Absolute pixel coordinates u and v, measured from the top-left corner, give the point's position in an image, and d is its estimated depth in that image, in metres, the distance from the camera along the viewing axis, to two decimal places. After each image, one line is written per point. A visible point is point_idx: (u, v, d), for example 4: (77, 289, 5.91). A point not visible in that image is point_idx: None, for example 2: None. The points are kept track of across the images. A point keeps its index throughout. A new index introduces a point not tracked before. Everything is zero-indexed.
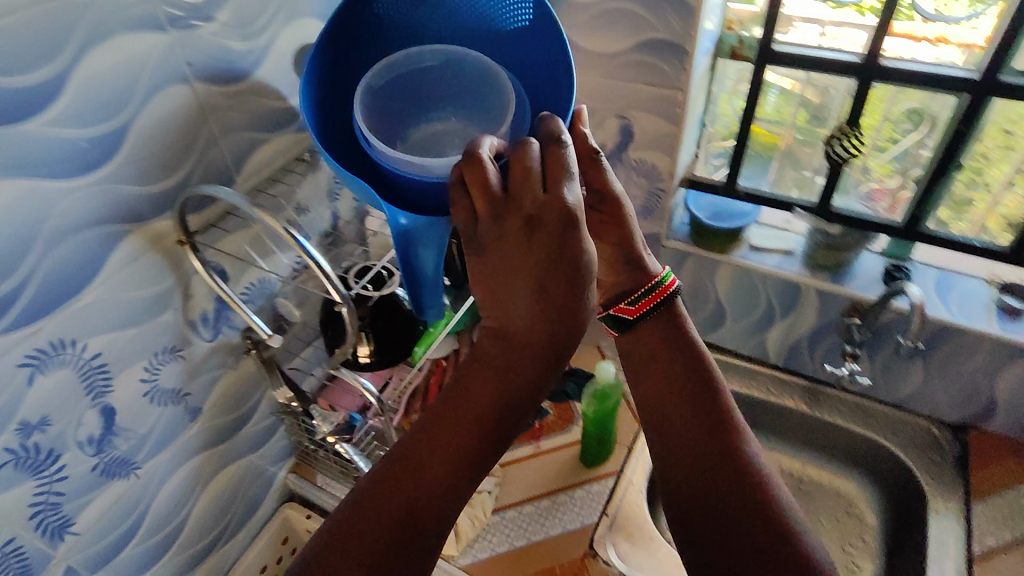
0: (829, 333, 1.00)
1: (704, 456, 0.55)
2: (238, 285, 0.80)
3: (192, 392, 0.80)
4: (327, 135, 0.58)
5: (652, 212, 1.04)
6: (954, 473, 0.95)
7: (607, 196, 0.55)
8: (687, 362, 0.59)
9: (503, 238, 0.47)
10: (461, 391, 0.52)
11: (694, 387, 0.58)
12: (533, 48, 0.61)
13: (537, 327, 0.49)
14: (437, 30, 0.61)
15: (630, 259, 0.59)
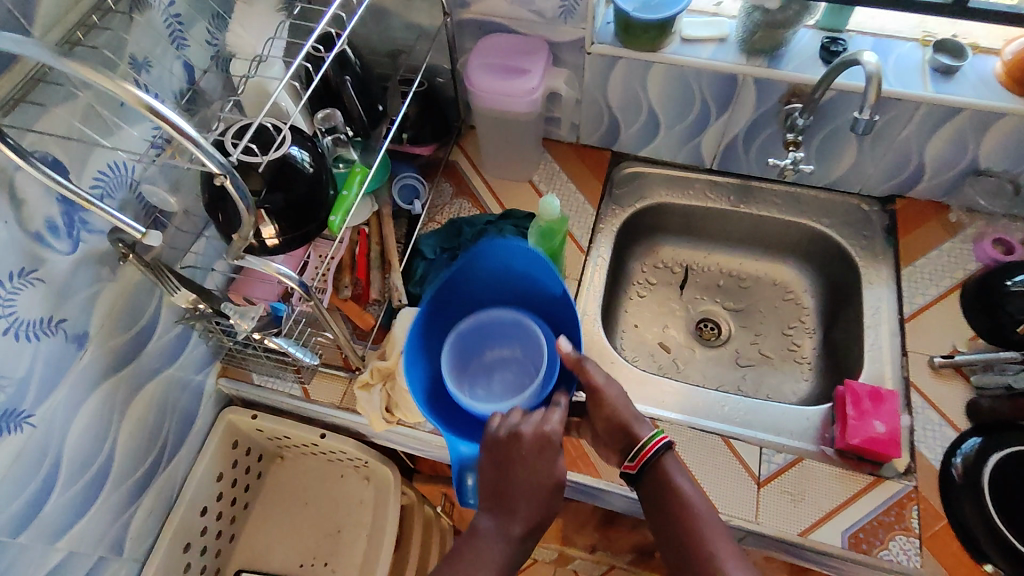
0: (766, 126, 0.95)
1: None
2: (84, 176, 0.62)
3: (69, 317, 0.65)
4: (430, 399, 0.71)
5: (572, 13, 0.90)
6: (884, 243, 0.98)
7: (595, 391, 0.67)
8: (694, 545, 0.58)
9: (500, 463, 0.63)
10: (473, 530, 0.61)
11: (656, 491, 0.62)
12: (560, 304, 0.72)
13: (531, 506, 0.61)
14: (490, 289, 0.76)
15: (623, 428, 0.66)
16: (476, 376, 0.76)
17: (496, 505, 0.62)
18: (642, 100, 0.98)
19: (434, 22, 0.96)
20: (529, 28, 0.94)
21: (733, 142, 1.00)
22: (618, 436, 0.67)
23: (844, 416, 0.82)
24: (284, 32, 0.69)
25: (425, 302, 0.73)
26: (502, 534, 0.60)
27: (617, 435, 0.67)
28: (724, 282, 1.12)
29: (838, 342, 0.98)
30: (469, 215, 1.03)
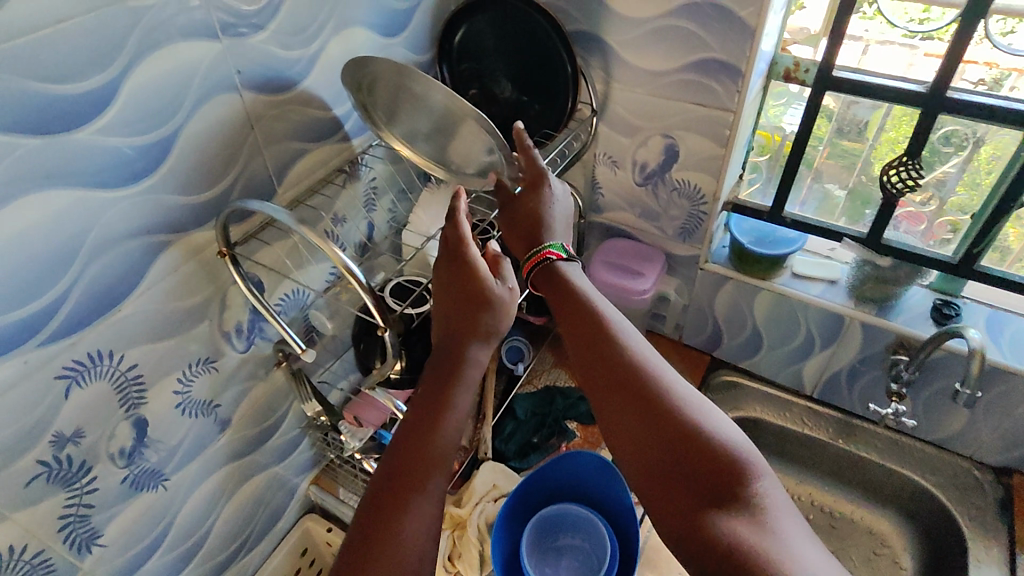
0: (870, 368, 0.97)
1: (600, 384, 0.63)
2: (273, 295, 0.78)
3: (222, 403, 0.78)
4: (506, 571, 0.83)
5: (690, 234, 1.02)
6: (998, 518, 0.91)
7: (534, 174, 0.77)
8: (590, 310, 0.67)
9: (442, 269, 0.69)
10: (448, 372, 0.63)
11: (588, 323, 0.67)
12: (626, 514, 0.85)
13: (457, 311, 0.67)
14: (572, 489, 0.91)
15: (535, 220, 0.76)
16: (547, 557, 0.87)
17: (456, 321, 0.66)
18: (747, 318, 1.05)
19: None
20: (651, 238, 1.07)
21: (835, 375, 1.02)
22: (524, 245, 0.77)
23: None
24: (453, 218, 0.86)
25: (519, 485, 0.88)
26: (467, 369, 0.64)
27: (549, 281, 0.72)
28: (814, 515, 1.06)
29: None
30: (564, 388, 1.11)
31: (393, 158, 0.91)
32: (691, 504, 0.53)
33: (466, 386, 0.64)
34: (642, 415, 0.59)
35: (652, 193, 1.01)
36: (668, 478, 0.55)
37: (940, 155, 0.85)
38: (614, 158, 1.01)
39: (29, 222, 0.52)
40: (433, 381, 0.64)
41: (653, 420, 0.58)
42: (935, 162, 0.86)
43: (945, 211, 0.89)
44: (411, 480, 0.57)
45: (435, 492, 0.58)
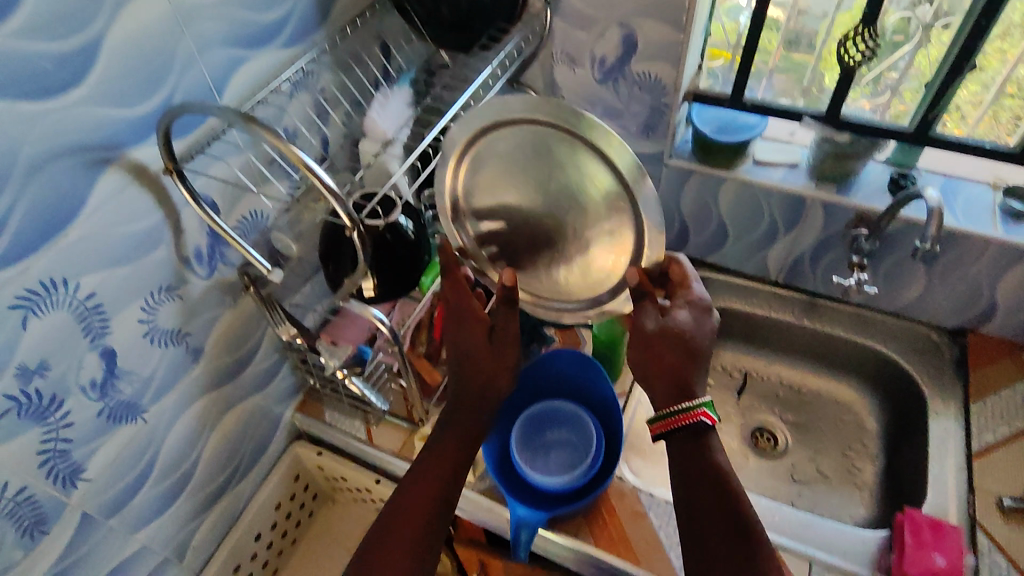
0: (832, 246, 1.00)
1: (666, 423, 0.68)
2: (231, 215, 0.76)
3: (193, 332, 0.76)
4: (500, 466, 0.86)
5: (654, 129, 1.01)
6: (952, 376, 0.97)
7: (685, 344, 0.70)
8: (670, 345, 0.70)
9: (450, 285, 0.75)
10: (466, 412, 0.75)
11: (666, 343, 0.70)
12: (609, 406, 0.89)
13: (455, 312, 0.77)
14: (553, 383, 0.94)
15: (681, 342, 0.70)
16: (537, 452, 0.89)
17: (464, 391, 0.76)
18: (713, 211, 1.06)
19: None
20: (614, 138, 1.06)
21: (800, 258, 1.05)
22: (671, 370, 0.69)
23: (901, 544, 0.79)
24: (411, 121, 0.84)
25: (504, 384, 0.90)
26: (474, 418, 0.75)
27: (668, 379, 0.70)
28: (783, 394, 1.12)
29: (901, 471, 0.96)
30: None
31: (340, 67, 0.86)
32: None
33: (467, 441, 0.74)
34: (703, 519, 0.64)
35: (613, 89, 0.99)
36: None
37: (893, 45, 0.89)
38: (571, 55, 0.98)
39: None
40: (448, 429, 0.74)
41: (729, 536, 0.62)
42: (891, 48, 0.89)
43: (897, 100, 0.94)
44: (415, 492, 0.69)
45: (436, 491, 0.69)
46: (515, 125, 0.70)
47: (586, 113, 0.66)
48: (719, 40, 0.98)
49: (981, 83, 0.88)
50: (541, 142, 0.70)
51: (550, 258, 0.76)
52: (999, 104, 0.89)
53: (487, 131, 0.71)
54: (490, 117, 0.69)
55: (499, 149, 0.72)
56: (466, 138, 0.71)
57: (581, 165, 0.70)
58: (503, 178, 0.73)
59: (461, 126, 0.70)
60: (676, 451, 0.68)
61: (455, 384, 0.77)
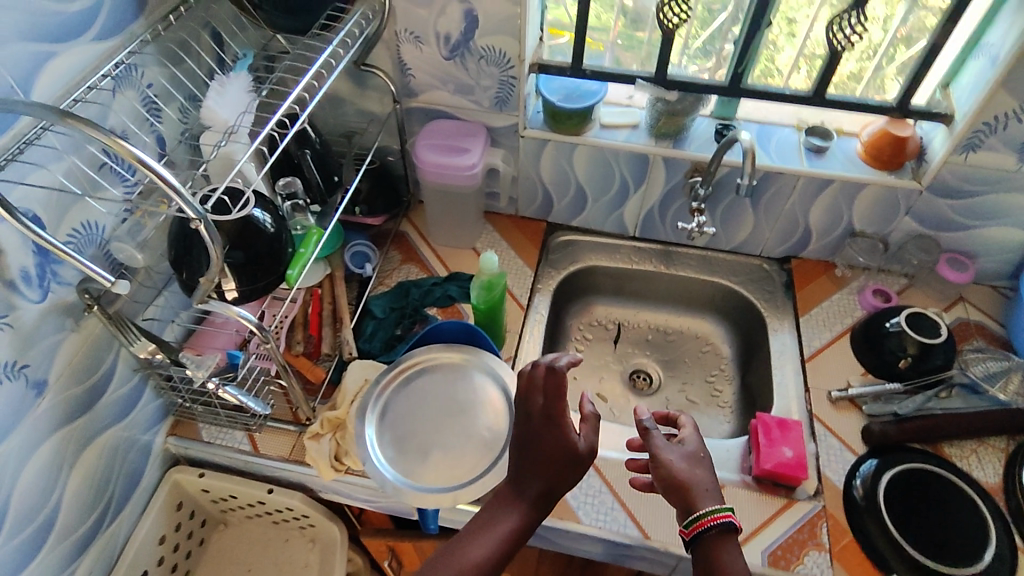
0: (675, 197, 1.10)
1: (673, 488, 0.68)
2: (60, 229, 0.69)
3: (31, 364, 0.68)
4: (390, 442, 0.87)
5: (505, 102, 1.04)
6: (784, 297, 1.12)
7: (676, 483, 0.67)
8: (676, 494, 0.67)
9: (532, 401, 0.72)
10: (538, 461, 0.69)
11: (671, 494, 0.68)
12: None
13: (528, 429, 0.71)
14: None
15: (682, 488, 0.67)
16: None
17: (532, 469, 0.68)
18: (569, 175, 1.12)
19: (384, 109, 1.09)
20: (469, 114, 1.08)
21: (650, 211, 1.14)
22: (677, 498, 0.67)
23: (758, 446, 0.90)
24: (254, 107, 0.80)
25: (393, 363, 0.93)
26: (557, 477, 0.68)
27: (679, 497, 0.67)
28: (652, 337, 1.22)
29: (754, 385, 1.09)
30: (417, 279, 1.11)
31: (166, 58, 0.80)
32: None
33: (522, 512, 0.67)
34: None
35: (461, 66, 1.01)
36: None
37: (712, 13, 0.98)
38: (415, 34, 0.98)
39: None
40: (517, 484, 0.69)
41: None
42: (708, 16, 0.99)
43: (719, 62, 1.04)
44: (457, 553, 0.64)
45: (486, 560, 0.64)
46: (428, 367, 0.91)
47: (483, 354, 0.92)
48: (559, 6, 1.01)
49: (790, 37, 0.98)
50: (448, 385, 0.90)
51: (448, 465, 0.83)
52: (796, 55, 1.00)
53: (419, 380, 0.90)
54: (425, 369, 0.91)
55: (416, 386, 0.90)
56: (389, 382, 0.89)
57: (480, 394, 0.89)
58: (428, 433, 0.86)
59: (387, 372, 0.90)
60: (702, 542, 0.64)
61: (519, 464, 0.70)
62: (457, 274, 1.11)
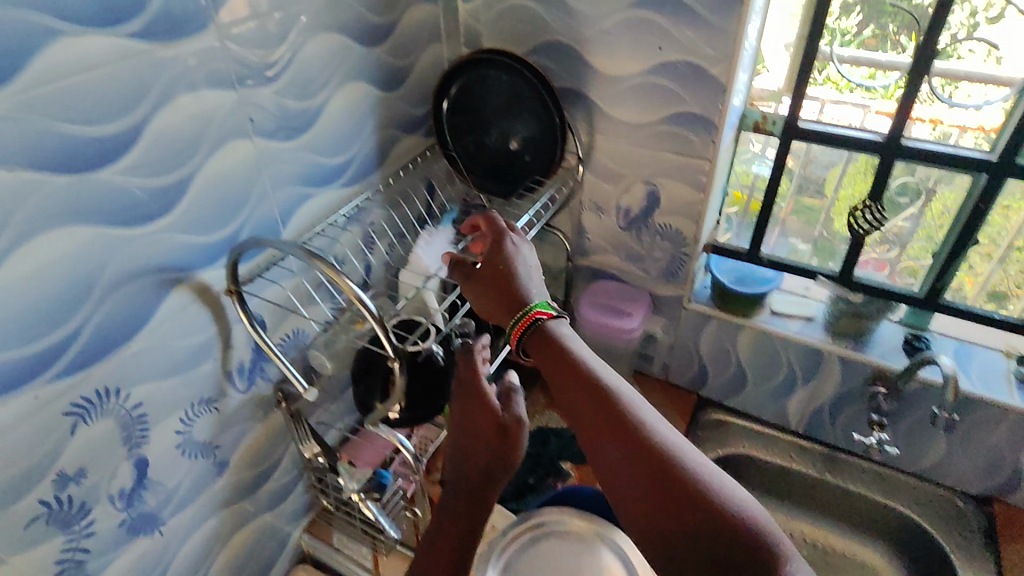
0: (851, 400, 1.01)
1: (600, 424, 0.60)
2: (275, 334, 0.81)
3: (221, 445, 0.78)
4: None
5: (675, 275, 1.06)
6: (982, 547, 0.94)
7: (602, 389, 0.62)
8: (599, 395, 0.62)
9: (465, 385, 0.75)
10: (472, 447, 0.72)
11: (607, 421, 0.60)
12: None
13: (461, 419, 0.74)
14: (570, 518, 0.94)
15: (578, 371, 0.64)
16: None
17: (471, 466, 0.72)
18: (730, 355, 1.08)
19: (558, 263, 1.17)
20: (636, 280, 1.11)
21: (817, 407, 1.06)
22: (618, 439, 0.59)
23: None
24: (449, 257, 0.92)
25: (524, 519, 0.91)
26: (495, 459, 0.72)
27: (597, 415, 0.61)
28: (806, 551, 1.07)
29: None
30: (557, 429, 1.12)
31: (389, 203, 0.96)
32: (674, 558, 0.53)
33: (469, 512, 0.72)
34: (654, 480, 0.56)
35: (636, 237, 1.06)
36: (643, 512, 0.56)
37: (897, 205, 0.95)
38: (599, 204, 1.06)
39: (42, 260, 0.52)
40: (463, 469, 0.73)
41: (674, 500, 0.55)
42: (890, 206, 0.95)
43: (906, 257, 0.98)
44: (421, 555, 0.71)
45: (452, 543, 0.71)
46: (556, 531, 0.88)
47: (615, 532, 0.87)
48: (746, 185, 1.03)
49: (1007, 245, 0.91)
50: (573, 556, 0.86)
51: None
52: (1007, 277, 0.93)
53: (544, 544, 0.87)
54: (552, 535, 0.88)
55: (540, 549, 0.86)
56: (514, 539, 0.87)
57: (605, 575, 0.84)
58: None
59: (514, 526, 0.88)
60: (533, 351, 0.69)
61: (459, 448, 0.73)
62: None
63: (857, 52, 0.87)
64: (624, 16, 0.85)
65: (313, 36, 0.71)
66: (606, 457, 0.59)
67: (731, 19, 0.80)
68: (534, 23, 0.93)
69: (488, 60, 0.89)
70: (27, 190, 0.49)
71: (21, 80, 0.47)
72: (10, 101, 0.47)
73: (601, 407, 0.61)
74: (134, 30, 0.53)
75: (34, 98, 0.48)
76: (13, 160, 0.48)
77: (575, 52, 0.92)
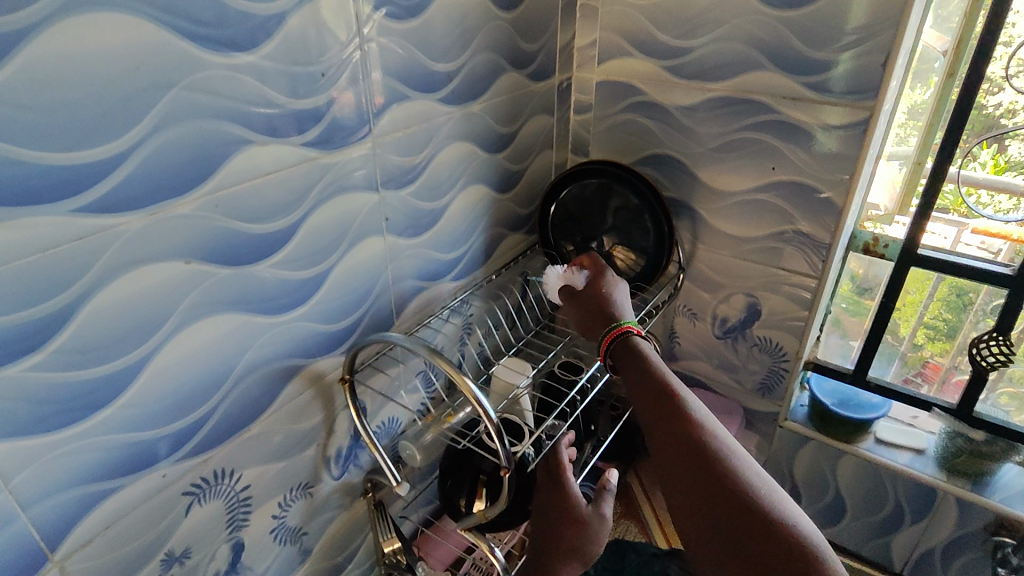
0: (970, 547, 0.92)
1: (664, 428, 0.61)
2: (373, 421, 0.81)
3: (309, 532, 0.77)
4: None
5: (771, 389, 1.03)
6: None
7: (662, 394, 0.63)
8: (666, 402, 0.62)
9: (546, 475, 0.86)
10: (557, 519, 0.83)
11: (671, 426, 0.60)
12: None
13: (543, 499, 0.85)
14: None
15: (650, 382, 0.65)
16: None
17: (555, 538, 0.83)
18: (828, 482, 1.02)
19: None
20: (726, 391, 1.08)
21: (928, 551, 0.97)
22: (672, 445, 0.59)
23: None
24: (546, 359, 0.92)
25: None
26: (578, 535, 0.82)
27: (657, 419, 0.62)
28: None
29: None
30: (634, 542, 1.06)
31: (489, 296, 0.98)
32: (731, 560, 0.52)
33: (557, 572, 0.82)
34: (713, 485, 0.55)
35: (732, 347, 1.04)
36: (705, 515, 0.54)
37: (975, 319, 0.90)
38: (693, 310, 1.06)
39: (200, 340, 0.57)
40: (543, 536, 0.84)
41: (735, 512, 0.53)
42: (947, 323, 0.93)
43: (1008, 380, 0.90)
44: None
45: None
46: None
47: None
48: (845, 302, 0.99)
49: None
50: None
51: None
52: None
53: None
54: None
55: None
56: None
57: None
58: None
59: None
60: (617, 361, 0.71)
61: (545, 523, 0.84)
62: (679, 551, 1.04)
63: (977, 174, 0.84)
64: (735, 136, 0.89)
65: (445, 147, 0.80)
66: (672, 472, 0.58)
67: (854, 146, 0.81)
68: (643, 137, 0.98)
69: (616, 174, 0.94)
70: (198, 278, 0.55)
71: (212, 184, 0.54)
72: (198, 201, 0.53)
73: (661, 417, 0.62)
74: (309, 140, 0.61)
75: (222, 197, 0.55)
76: (194, 251, 0.54)
77: (683, 164, 0.96)
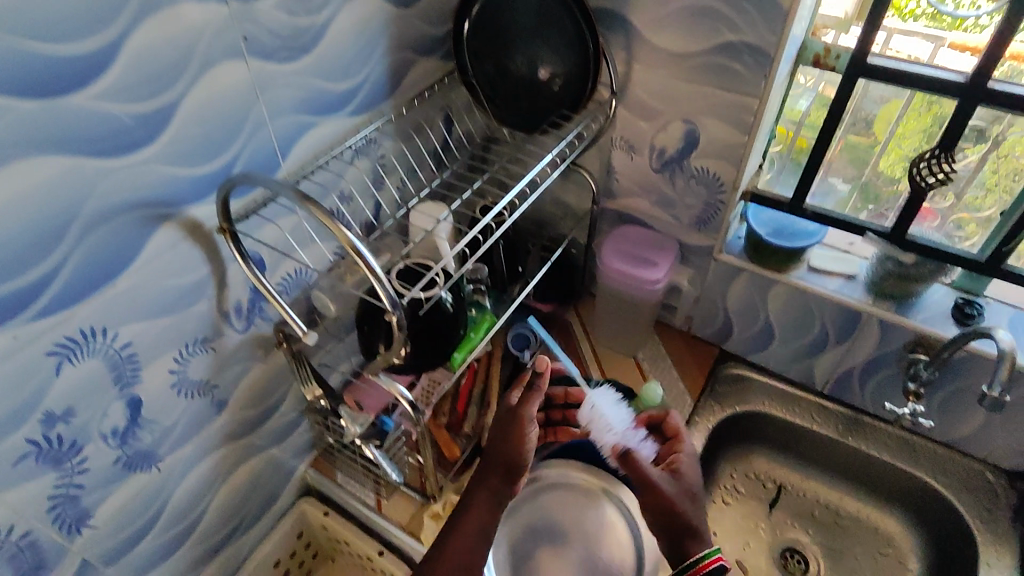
0: (885, 366, 0.95)
1: (654, 502, 0.81)
2: (274, 274, 0.75)
3: (219, 384, 0.75)
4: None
5: (707, 223, 0.99)
6: (1008, 524, 0.90)
7: (664, 500, 0.81)
8: (661, 496, 0.81)
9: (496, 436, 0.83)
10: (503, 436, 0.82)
11: (669, 518, 0.80)
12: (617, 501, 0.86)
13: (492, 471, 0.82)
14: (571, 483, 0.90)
15: (659, 497, 0.81)
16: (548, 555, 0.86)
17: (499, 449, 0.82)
18: (760, 312, 1.02)
19: (581, 205, 1.08)
20: (664, 227, 1.04)
21: (849, 372, 1.00)
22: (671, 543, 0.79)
23: None
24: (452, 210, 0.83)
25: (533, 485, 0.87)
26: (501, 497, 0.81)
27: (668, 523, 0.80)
28: (819, 513, 1.05)
29: None
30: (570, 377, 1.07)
31: (401, 134, 0.87)
32: None
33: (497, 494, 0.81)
34: None
35: (669, 180, 0.98)
36: None
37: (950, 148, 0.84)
38: (630, 142, 0.98)
39: (16, 188, 0.49)
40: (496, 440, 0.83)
41: None
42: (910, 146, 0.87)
43: (959, 208, 0.89)
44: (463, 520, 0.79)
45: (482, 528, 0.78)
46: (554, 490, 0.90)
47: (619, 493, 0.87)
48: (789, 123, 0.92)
49: None
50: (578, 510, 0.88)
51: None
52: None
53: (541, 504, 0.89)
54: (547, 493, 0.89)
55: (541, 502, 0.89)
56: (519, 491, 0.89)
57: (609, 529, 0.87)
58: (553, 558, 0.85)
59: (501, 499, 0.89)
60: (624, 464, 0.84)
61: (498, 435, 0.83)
62: (613, 383, 1.06)
63: None
64: None
65: None
66: None
67: None
68: None
69: None
70: None
71: None
72: None
73: (653, 492, 0.81)
74: None
75: None
76: None
77: None
